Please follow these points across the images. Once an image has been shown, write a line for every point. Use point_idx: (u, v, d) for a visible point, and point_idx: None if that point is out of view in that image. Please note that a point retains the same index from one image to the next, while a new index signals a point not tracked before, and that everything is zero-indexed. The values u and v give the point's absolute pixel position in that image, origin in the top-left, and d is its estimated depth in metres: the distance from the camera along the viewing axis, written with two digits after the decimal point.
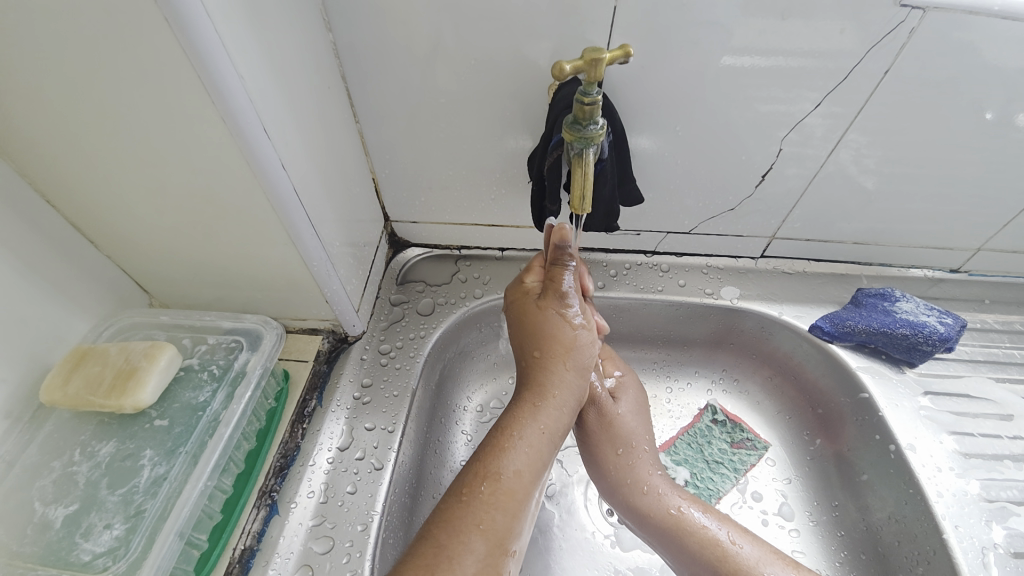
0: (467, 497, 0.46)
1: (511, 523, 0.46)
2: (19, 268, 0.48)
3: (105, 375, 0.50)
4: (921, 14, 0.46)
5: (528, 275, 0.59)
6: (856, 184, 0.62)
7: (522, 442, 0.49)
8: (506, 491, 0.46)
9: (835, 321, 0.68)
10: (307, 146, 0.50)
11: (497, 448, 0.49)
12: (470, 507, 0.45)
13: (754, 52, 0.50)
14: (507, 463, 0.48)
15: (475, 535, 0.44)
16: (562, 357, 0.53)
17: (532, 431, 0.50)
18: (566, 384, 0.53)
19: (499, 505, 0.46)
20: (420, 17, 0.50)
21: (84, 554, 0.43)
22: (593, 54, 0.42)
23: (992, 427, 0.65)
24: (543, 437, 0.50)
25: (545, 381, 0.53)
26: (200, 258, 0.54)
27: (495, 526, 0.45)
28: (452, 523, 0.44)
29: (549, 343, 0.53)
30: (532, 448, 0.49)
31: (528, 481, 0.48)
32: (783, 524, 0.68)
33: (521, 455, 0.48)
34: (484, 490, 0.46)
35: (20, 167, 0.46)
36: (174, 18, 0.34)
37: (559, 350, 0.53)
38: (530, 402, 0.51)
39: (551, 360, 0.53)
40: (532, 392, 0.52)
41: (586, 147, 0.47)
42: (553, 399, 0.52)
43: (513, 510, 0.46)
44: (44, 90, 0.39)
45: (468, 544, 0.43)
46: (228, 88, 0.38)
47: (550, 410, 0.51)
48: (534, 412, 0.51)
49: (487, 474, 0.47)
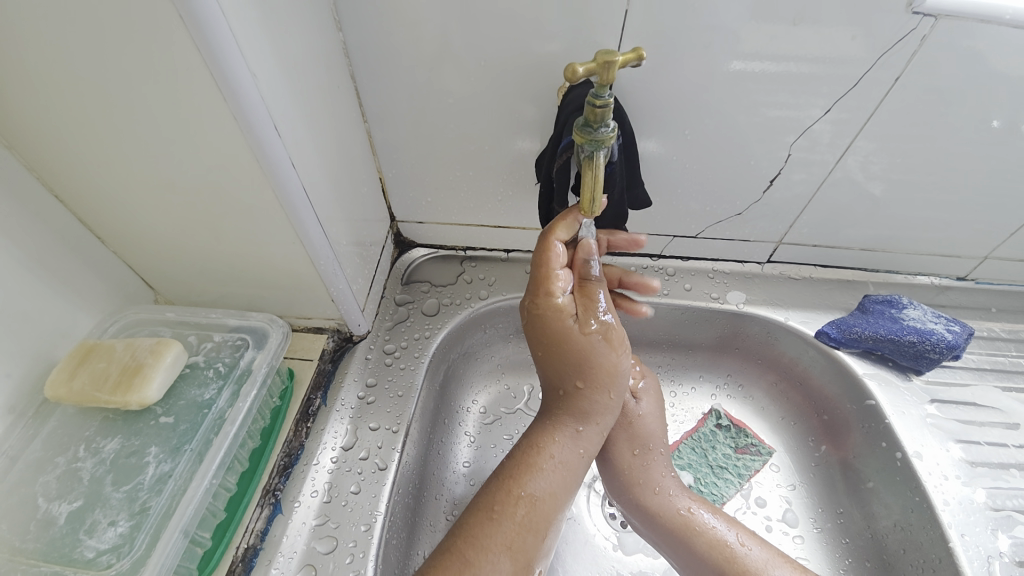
0: (497, 515, 0.47)
1: (540, 543, 0.48)
2: (25, 262, 0.48)
3: (111, 372, 0.50)
4: (933, 21, 0.46)
5: (553, 285, 0.50)
6: (863, 191, 0.62)
7: (558, 464, 0.50)
8: (539, 513, 0.48)
9: (842, 327, 0.68)
10: (315, 144, 0.49)
11: (532, 468, 0.49)
12: (501, 526, 0.46)
13: (763, 57, 0.50)
14: (539, 483, 0.49)
15: (503, 555, 0.45)
16: (606, 386, 0.52)
17: (570, 454, 0.51)
18: (607, 410, 0.52)
19: (530, 527, 0.47)
20: (430, 19, 0.50)
21: (88, 551, 0.43)
22: (607, 57, 0.41)
23: (999, 436, 0.65)
24: (581, 459, 0.51)
25: (589, 409, 0.52)
26: (208, 256, 0.54)
27: (523, 547, 0.46)
28: (481, 541, 0.45)
29: (595, 373, 0.51)
30: (568, 470, 0.50)
31: (560, 501, 0.50)
32: (787, 531, 0.68)
33: (554, 477, 0.49)
34: (517, 510, 0.47)
35: (29, 162, 0.46)
36: (189, 14, 0.34)
37: (604, 378, 0.51)
38: (572, 427, 0.52)
39: (595, 389, 0.51)
40: (574, 417, 0.52)
41: (597, 150, 0.47)
42: (595, 424, 0.52)
43: (543, 531, 0.48)
44: (58, 86, 0.39)
45: (497, 564, 0.44)
46: (240, 84, 0.38)
47: (591, 434, 0.52)
48: (575, 437, 0.51)
49: (521, 494, 0.48)
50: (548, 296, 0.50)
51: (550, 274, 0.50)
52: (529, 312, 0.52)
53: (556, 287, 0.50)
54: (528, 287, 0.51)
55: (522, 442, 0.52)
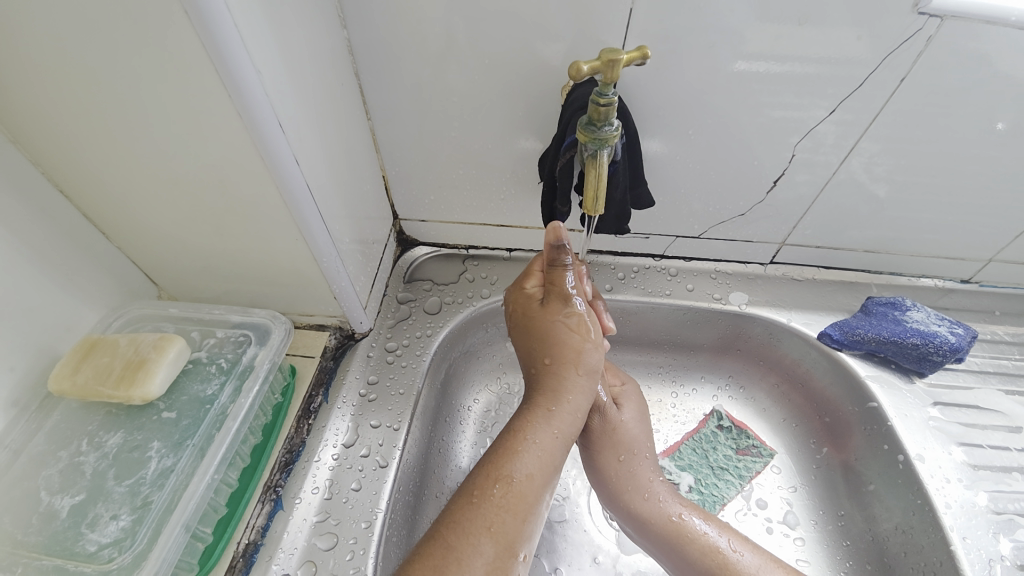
0: (479, 499, 0.46)
1: (521, 526, 0.47)
2: (31, 256, 0.48)
3: (115, 366, 0.51)
4: (939, 22, 0.46)
5: (528, 280, 0.58)
6: (867, 192, 0.62)
7: (534, 445, 0.49)
8: (518, 495, 0.47)
9: (845, 329, 0.68)
10: (319, 143, 0.50)
11: (509, 451, 0.49)
12: (481, 510, 0.46)
13: (769, 57, 0.50)
14: (519, 467, 0.48)
15: (485, 538, 0.44)
16: (573, 363, 0.53)
17: (545, 435, 0.50)
18: (579, 389, 0.53)
19: (509, 508, 0.46)
20: (434, 17, 0.50)
21: (90, 544, 0.43)
22: (611, 55, 0.41)
23: (1001, 439, 0.65)
24: (557, 441, 0.50)
25: (559, 387, 0.52)
26: (211, 252, 0.54)
27: (504, 530, 0.45)
28: (462, 525, 0.45)
29: (560, 350, 0.53)
30: (545, 451, 0.49)
31: (539, 484, 0.49)
32: (788, 532, 0.68)
33: (532, 459, 0.49)
34: (496, 492, 0.47)
35: (35, 157, 0.46)
36: (196, 11, 0.34)
37: (571, 355, 0.53)
38: (544, 407, 0.51)
39: (563, 365, 0.53)
40: (545, 397, 0.52)
41: (600, 149, 0.47)
42: (566, 403, 0.52)
43: (524, 513, 0.47)
44: (67, 83, 0.39)
45: (478, 547, 0.44)
46: (246, 82, 0.38)
47: (564, 414, 0.51)
48: (547, 417, 0.51)
49: (499, 477, 0.47)
50: (521, 287, 0.58)
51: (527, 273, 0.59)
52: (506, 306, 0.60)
53: (530, 282, 0.58)
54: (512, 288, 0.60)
55: (503, 430, 0.51)
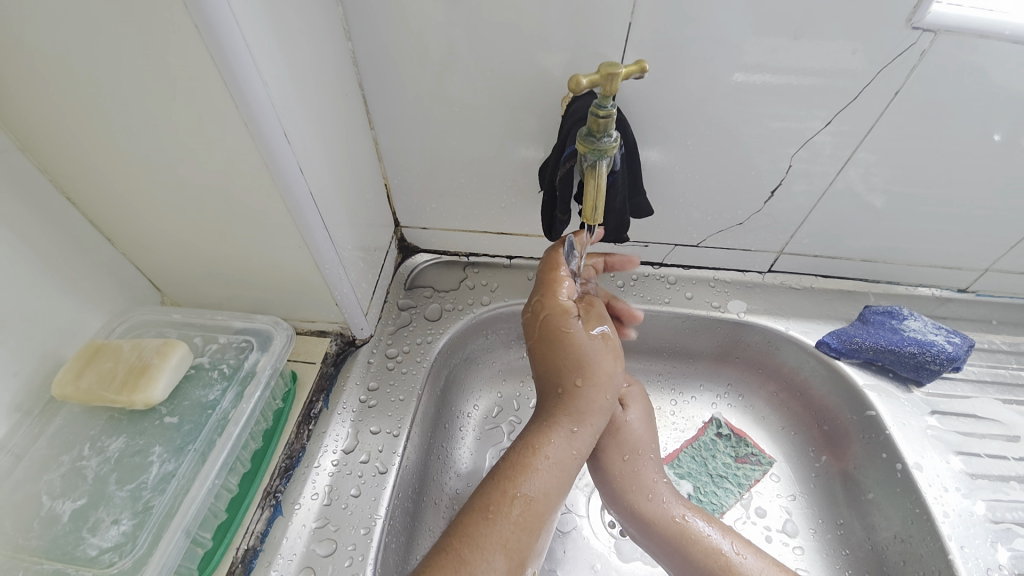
0: (493, 515, 0.46)
1: (533, 543, 0.48)
2: (36, 262, 0.49)
3: (118, 371, 0.51)
4: (932, 36, 0.47)
5: (561, 290, 0.56)
6: (864, 202, 0.63)
7: (551, 463, 0.50)
8: (533, 513, 0.48)
9: (842, 338, 0.69)
10: (323, 152, 0.50)
11: (526, 467, 0.49)
12: (497, 526, 0.46)
13: (765, 69, 0.51)
14: (533, 484, 0.48)
15: (499, 554, 0.45)
16: (603, 387, 0.53)
17: (563, 454, 0.51)
18: (601, 412, 0.53)
19: (525, 526, 0.47)
20: (437, 28, 0.51)
21: (91, 549, 0.44)
22: (610, 69, 0.42)
23: (999, 448, 0.65)
24: (573, 460, 0.51)
25: (585, 409, 0.52)
26: (215, 259, 0.55)
27: (518, 546, 0.46)
28: (476, 540, 0.45)
29: (593, 371, 0.53)
30: (561, 470, 0.50)
31: (552, 501, 0.49)
32: (787, 541, 0.68)
33: (547, 477, 0.49)
34: (513, 510, 0.47)
35: (42, 165, 0.47)
36: (205, 25, 0.35)
37: (601, 379, 0.53)
38: (567, 426, 0.52)
39: (593, 388, 0.53)
40: (569, 418, 0.52)
41: (599, 159, 0.48)
42: (588, 425, 0.52)
43: (536, 529, 0.48)
44: (77, 93, 0.40)
45: (493, 562, 0.44)
46: (253, 92, 0.39)
47: (584, 435, 0.52)
48: (569, 437, 0.51)
49: (516, 494, 0.48)
50: (555, 297, 0.56)
51: (558, 280, 0.56)
52: (532, 311, 0.56)
53: (562, 292, 0.56)
54: (538, 292, 0.57)
55: (519, 444, 0.51)
